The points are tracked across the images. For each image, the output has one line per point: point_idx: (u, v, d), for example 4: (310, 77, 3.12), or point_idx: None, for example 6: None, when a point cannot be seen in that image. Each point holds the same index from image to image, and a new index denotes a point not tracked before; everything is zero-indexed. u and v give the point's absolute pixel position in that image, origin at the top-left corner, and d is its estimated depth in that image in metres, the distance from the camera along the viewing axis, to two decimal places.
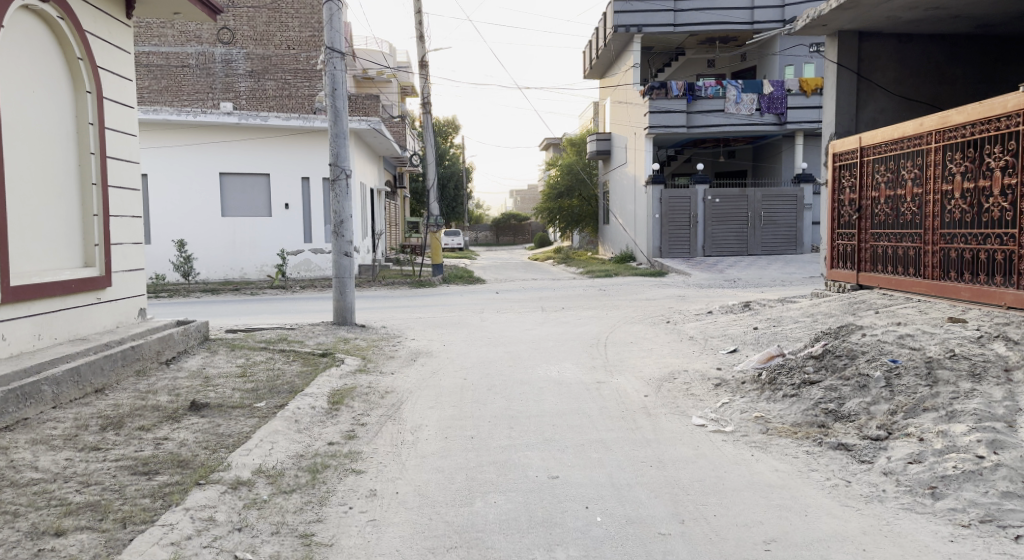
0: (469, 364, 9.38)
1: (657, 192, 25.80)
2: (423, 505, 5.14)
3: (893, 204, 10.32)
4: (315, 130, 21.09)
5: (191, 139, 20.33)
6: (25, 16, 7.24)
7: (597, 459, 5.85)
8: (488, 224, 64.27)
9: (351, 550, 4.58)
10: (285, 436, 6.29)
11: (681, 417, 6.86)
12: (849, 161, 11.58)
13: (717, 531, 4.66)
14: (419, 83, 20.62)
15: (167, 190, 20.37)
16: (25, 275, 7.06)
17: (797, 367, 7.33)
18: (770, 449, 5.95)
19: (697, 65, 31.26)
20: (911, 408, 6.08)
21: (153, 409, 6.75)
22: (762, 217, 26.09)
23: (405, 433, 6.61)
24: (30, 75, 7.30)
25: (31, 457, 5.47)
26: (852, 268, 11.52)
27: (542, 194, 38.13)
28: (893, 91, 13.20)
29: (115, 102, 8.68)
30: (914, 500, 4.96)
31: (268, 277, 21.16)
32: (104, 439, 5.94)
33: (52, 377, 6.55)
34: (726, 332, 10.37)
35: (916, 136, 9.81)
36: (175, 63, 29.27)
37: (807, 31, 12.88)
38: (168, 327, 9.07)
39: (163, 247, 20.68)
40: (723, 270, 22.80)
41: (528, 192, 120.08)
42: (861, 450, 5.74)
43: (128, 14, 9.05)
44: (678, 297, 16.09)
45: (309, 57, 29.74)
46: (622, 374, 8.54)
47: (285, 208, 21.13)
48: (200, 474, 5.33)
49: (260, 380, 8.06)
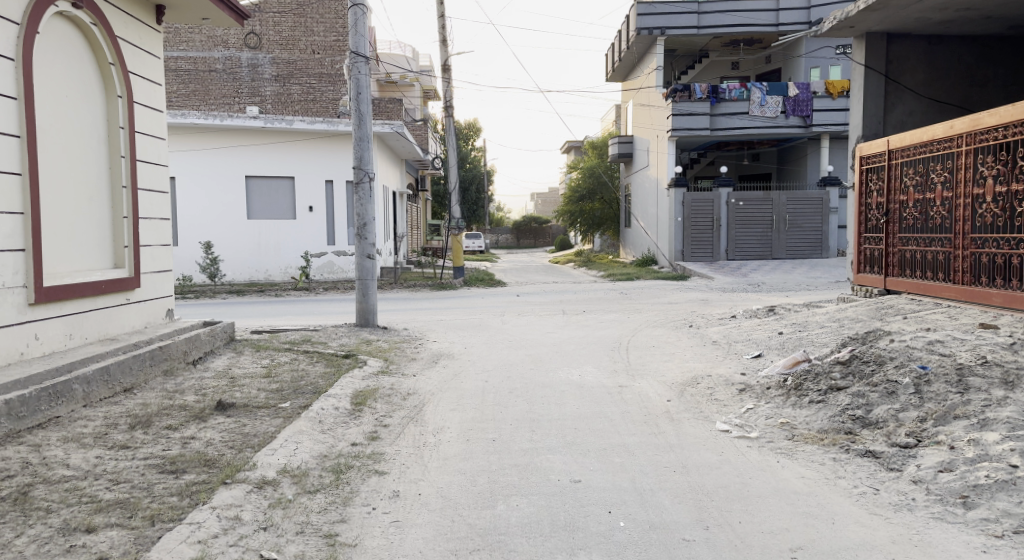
0: (492, 366, 9.41)
1: (680, 195, 25.66)
2: (445, 507, 5.16)
3: (922, 208, 10.22)
4: (340, 133, 21.21)
5: (217, 143, 20.54)
6: (59, 23, 7.36)
7: (620, 464, 5.83)
8: (509, 227, 64.34)
9: (374, 551, 4.61)
10: (310, 436, 6.34)
11: (705, 422, 6.82)
12: (876, 164, 11.49)
13: (743, 538, 4.64)
14: (442, 86, 20.70)
15: (193, 191, 20.60)
16: (58, 276, 7.18)
17: (824, 372, 7.28)
18: (795, 457, 5.91)
19: (722, 66, 31.07)
20: (941, 416, 6.01)
21: (180, 409, 6.83)
22: (787, 220, 25.94)
23: (427, 435, 6.63)
24: (63, 81, 7.40)
25: (62, 454, 5.57)
26: (879, 272, 11.42)
27: (564, 196, 38.09)
28: (922, 93, 13.07)
29: (145, 107, 8.81)
30: (946, 510, 4.90)
31: (292, 279, 21.27)
32: (132, 437, 6.02)
33: (82, 376, 6.63)
34: (751, 337, 10.31)
35: (946, 139, 9.70)
36: (203, 68, 29.68)
37: (834, 33, 12.80)
38: (195, 328, 9.16)
39: (191, 249, 20.91)
40: (748, 274, 22.66)
41: (550, 196, 120.26)
42: (889, 457, 5.68)
43: (158, 19, 9.15)
44: (700, 301, 16.01)
45: (335, 61, 30.29)
46: (644, 379, 8.51)
47: (310, 211, 21.29)
48: (226, 474, 5.38)
49: (284, 381, 8.12)
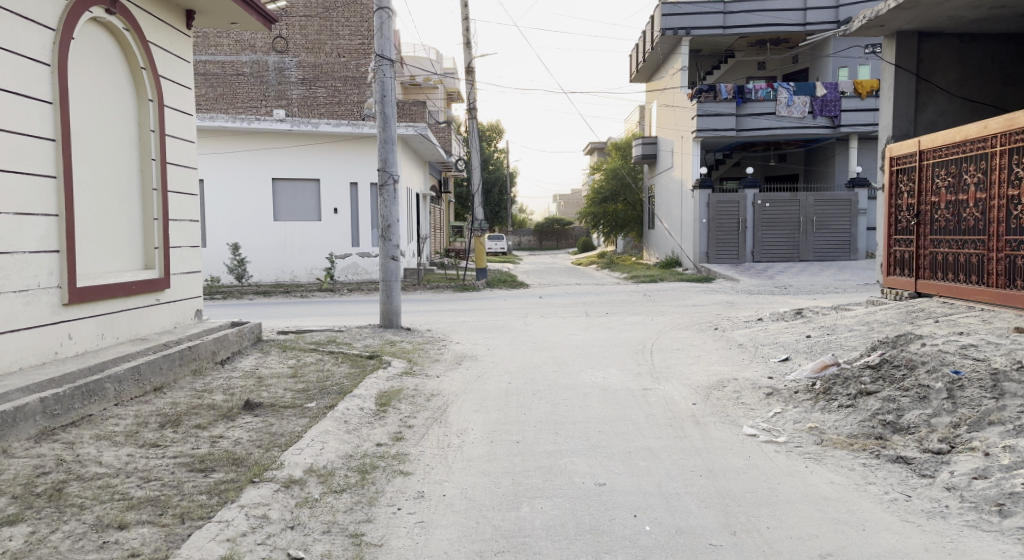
0: (515, 368, 9.43)
1: (705, 196, 25.46)
2: (470, 509, 5.17)
3: (954, 209, 10.11)
4: (364, 135, 21.31)
5: (243, 145, 20.73)
6: (93, 28, 7.47)
7: (645, 467, 5.82)
8: (532, 229, 64.40)
9: (399, 551, 4.62)
10: (336, 435, 6.37)
11: (732, 426, 6.78)
12: (907, 165, 11.37)
13: (771, 543, 4.61)
14: (466, 88, 20.76)
15: (220, 193, 20.81)
16: (91, 277, 7.30)
17: (853, 376, 7.23)
18: (824, 462, 5.86)
19: (748, 66, 30.85)
20: (976, 422, 5.93)
21: (209, 407, 6.92)
22: (814, 222, 25.76)
23: (452, 436, 6.65)
24: (95, 85, 7.51)
25: (95, 452, 5.65)
26: (909, 275, 11.30)
27: (587, 198, 38.06)
28: (954, 93, 12.90)
29: (175, 110, 8.92)
30: (981, 518, 4.83)
31: (317, 281, 21.42)
32: (162, 436, 6.08)
33: (114, 375, 6.73)
34: (777, 340, 10.23)
35: (980, 139, 9.57)
36: (231, 72, 30.03)
37: (863, 33, 12.70)
38: (223, 329, 9.26)
39: (219, 250, 21.14)
40: (774, 276, 22.49)
41: (572, 198, 120.19)
42: (921, 464, 5.62)
43: (188, 24, 9.26)
44: (725, 304, 15.93)
45: (359, 65, 30.14)
46: (669, 382, 8.48)
47: (334, 212, 21.43)
48: (255, 472, 5.43)
49: (310, 381, 8.19)
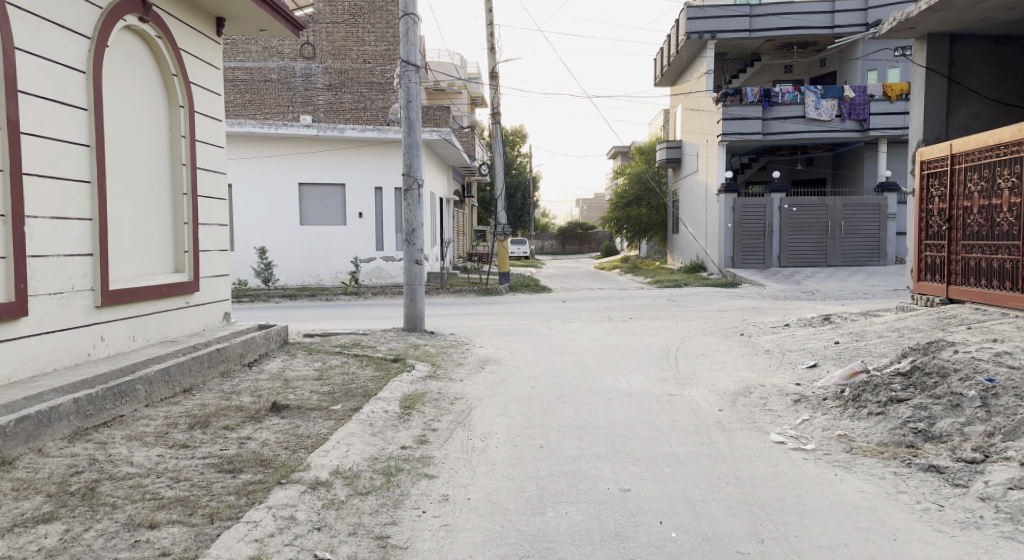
0: (539, 373, 9.41)
1: (730, 200, 25.29)
2: (495, 512, 5.18)
3: (988, 214, 9.99)
4: (389, 141, 21.44)
5: (270, 150, 20.94)
6: (127, 36, 7.60)
7: (670, 474, 5.78)
8: (555, 233, 64.31)
9: (425, 554, 4.64)
10: (361, 438, 6.40)
11: (759, 433, 6.74)
12: (938, 169, 11.24)
13: (800, 552, 4.57)
14: (489, 94, 20.79)
15: (247, 197, 20.96)
16: (123, 279, 7.41)
17: (883, 383, 7.12)
18: (855, 470, 5.80)
19: (775, 70, 30.52)
20: (1010, 430, 5.83)
21: (236, 409, 6.97)
22: (842, 226, 25.54)
23: (476, 440, 6.67)
24: (127, 90, 7.61)
25: (127, 452, 5.72)
26: (940, 281, 11.16)
27: (611, 202, 37.91)
28: (988, 96, 12.74)
29: (205, 116, 9.03)
30: (1016, 529, 4.75)
31: (342, 284, 21.53)
32: (191, 437, 6.15)
33: (145, 377, 6.82)
34: (805, 346, 10.15)
35: (1014, 144, 9.43)
36: (259, 77, 30.32)
37: (894, 35, 12.57)
38: (251, 331, 9.36)
39: (245, 253, 21.32)
40: (801, 281, 22.26)
41: (596, 201, 120.10)
42: (955, 473, 5.54)
43: (218, 31, 9.38)
44: (751, 309, 15.85)
45: (384, 70, 30.32)
46: (694, 387, 8.44)
47: (359, 217, 21.56)
48: (282, 474, 5.47)
49: (336, 383, 8.25)
